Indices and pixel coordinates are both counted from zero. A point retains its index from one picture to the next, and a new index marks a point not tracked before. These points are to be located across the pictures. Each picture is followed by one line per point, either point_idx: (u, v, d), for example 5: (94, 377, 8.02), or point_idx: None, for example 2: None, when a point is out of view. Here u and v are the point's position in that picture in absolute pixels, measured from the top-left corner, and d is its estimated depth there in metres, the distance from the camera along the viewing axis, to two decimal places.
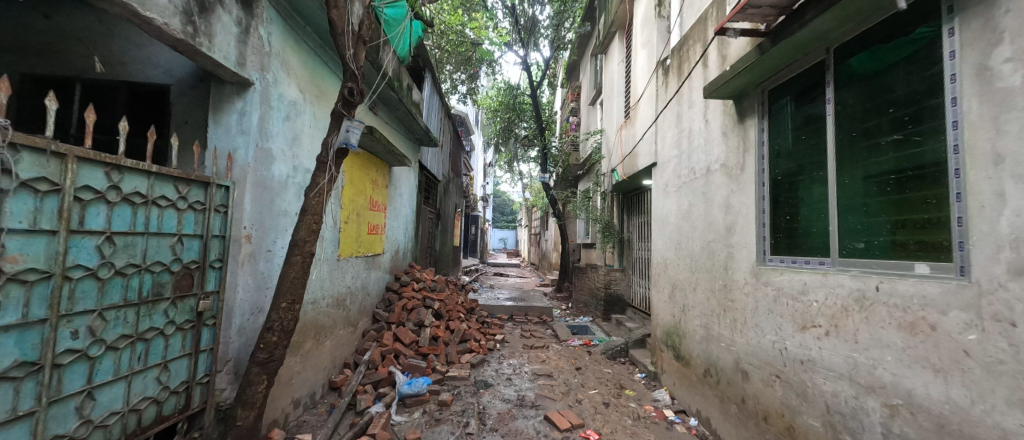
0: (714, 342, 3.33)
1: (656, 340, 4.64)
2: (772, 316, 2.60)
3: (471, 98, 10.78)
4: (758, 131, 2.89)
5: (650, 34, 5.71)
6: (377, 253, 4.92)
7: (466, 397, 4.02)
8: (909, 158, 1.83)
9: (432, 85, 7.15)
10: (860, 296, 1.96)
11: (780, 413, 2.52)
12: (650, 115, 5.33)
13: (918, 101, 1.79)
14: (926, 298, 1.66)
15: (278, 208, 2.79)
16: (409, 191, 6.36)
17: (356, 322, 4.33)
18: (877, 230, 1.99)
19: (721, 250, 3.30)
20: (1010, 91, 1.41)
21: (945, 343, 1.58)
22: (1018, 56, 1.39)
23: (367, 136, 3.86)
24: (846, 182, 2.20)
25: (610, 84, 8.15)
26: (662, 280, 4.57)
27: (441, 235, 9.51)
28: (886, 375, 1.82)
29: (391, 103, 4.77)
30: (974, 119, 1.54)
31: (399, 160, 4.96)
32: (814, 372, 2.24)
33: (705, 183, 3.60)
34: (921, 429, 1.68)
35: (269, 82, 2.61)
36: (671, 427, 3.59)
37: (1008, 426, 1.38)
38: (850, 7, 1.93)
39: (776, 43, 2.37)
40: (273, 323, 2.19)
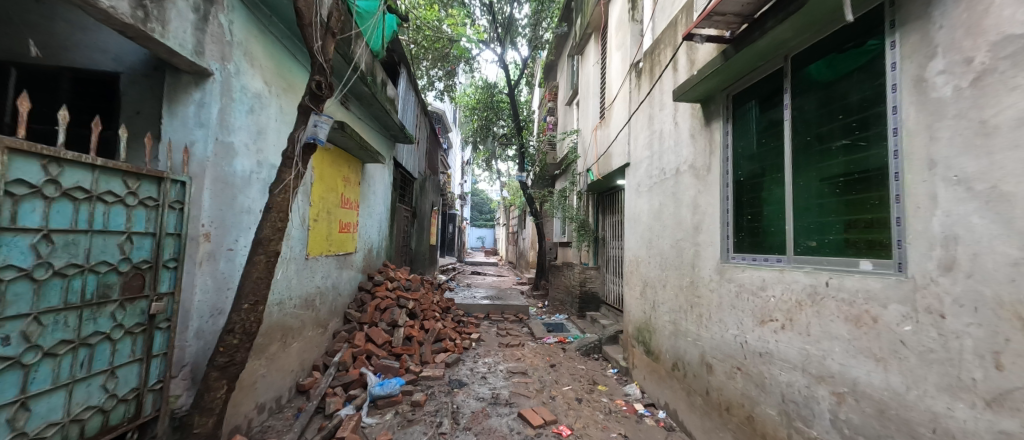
0: (682, 337, 3.45)
1: (628, 336, 4.76)
2: (735, 311, 2.72)
3: (448, 95, 10.70)
4: (723, 134, 3.02)
5: (624, 38, 5.84)
6: (348, 252, 4.78)
7: (440, 397, 3.99)
8: (855, 163, 1.96)
9: (408, 81, 7.03)
10: (812, 291, 2.09)
11: (741, 404, 2.64)
12: (623, 117, 5.46)
13: (865, 109, 1.92)
14: (869, 292, 1.78)
15: (241, 205, 2.66)
16: (383, 189, 6.24)
17: (326, 323, 4.20)
18: (829, 229, 2.12)
19: (689, 249, 3.42)
20: (942, 101, 1.53)
21: (885, 334, 1.70)
22: (950, 69, 1.51)
23: (338, 131, 3.76)
24: (802, 184, 2.33)
25: (586, 85, 8.28)
26: (634, 277, 4.69)
27: (417, 234, 9.37)
28: (835, 365, 1.94)
29: (364, 97, 4.65)
30: (911, 126, 1.66)
31: (373, 157, 4.85)
32: (771, 363, 2.37)
33: (674, 183, 3.72)
34: (864, 415, 1.80)
35: (230, 73, 2.49)
36: (641, 420, 3.69)
37: (938, 409, 1.50)
38: (805, 17, 2.05)
39: (739, 50, 2.48)
40: (234, 326, 2.07)
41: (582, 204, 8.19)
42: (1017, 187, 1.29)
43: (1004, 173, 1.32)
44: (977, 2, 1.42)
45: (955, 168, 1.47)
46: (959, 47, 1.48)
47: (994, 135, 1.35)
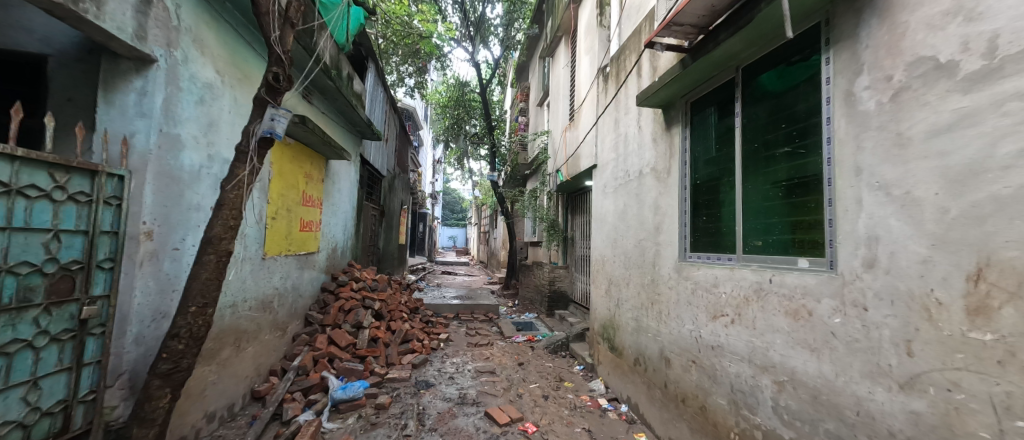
0: (643, 333, 3.59)
1: (594, 333, 4.89)
2: (691, 307, 2.87)
3: (419, 92, 10.50)
4: (682, 139, 3.16)
5: (592, 42, 5.98)
6: (310, 251, 4.60)
7: (406, 398, 3.93)
8: (795, 169, 2.13)
9: (376, 76, 6.84)
10: (758, 288, 2.25)
11: (695, 395, 2.79)
12: (591, 119, 5.58)
13: (804, 120, 2.09)
14: (806, 287, 1.94)
15: (189, 201, 2.50)
16: (349, 186, 6.05)
17: (285, 326, 4.01)
18: (774, 230, 2.28)
19: (650, 248, 3.57)
20: (867, 113, 1.69)
21: (819, 326, 1.85)
22: (873, 85, 1.67)
23: (299, 125, 3.60)
24: (750, 188, 2.49)
25: (556, 86, 8.39)
26: (600, 276, 4.81)
27: (385, 233, 9.14)
28: (776, 355, 2.10)
29: (328, 91, 4.49)
30: (842, 136, 1.81)
31: (337, 153, 4.70)
32: (721, 356, 2.52)
33: (637, 185, 3.86)
34: (800, 401, 1.96)
35: (177, 60, 2.33)
36: (604, 415, 3.81)
37: (861, 393, 1.66)
38: (754, 30, 2.19)
39: (696, 59, 2.61)
40: (180, 330, 1.94)
41: (552, 204, 8.30)
42: (926, 192, 1.44)
43: (916, 180, 1.47)
44: (896, 26, 1.58)
45: (877, 174, 1.62)
46: (880, 66, 1.64)
47: (908, 146, 1.50)
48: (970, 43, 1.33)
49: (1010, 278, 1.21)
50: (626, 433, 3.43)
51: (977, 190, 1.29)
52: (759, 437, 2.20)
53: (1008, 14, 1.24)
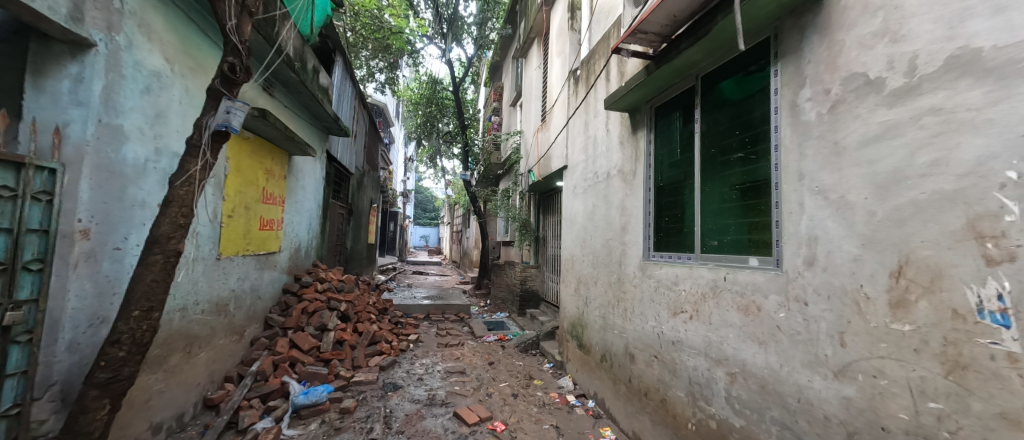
0: (610, 330, 3.70)
1: (563, 331, 4.98)
2: (654, 305, 3.00)
3: (390, 89, 10.22)
4: (647, 143, 3.28)
5: (564, 45, 6.07)
6: (271, 251, 4.39)
7: (372, 402, 3.84)
8: (748, 173, 2.26)
9: (344, 70, 6.62)
10: (714, 285, 2.38)
11: (656, 388, 2.91)
12: (562, 120, 5.67)
13: (756, 127, 2.22)
14: (755, 284, 2.08)
15: (132, 197, 2.32)
16: (315, 183, 5.83)
17: (242, 329, 3.81)
18: (728, 230, 2.41)
19: (616, 247, 3.68)
20: (808, 123, 1.83)
21: (767, 321, 1.99)
22: (814, 98, 1.81)
23: (258, 119, 3.43)
24: (708, 190, 2.62)
25: (529, 87, 8.45)
26: (569, 275, 4.90)
27: (353, 232, 8.89)
28: (729, 349, 2.23)
29: (291, 84, 4.30)
30: (787, 144, 1.95)
31: (301, 149, 4.52)
32: (681, 350, 2.65)
33: (605, 186, 3.97)
34: (749, 390, 2.09)
35: (119, 45, 2.16)
36: (572, 411, 3.89)
37: (802, 382, 1.79)
38: (712, 41, 2.30)
39: (660, 66, 2.72)
40: (121, 337, 1.77)
41: (524, 204, 8.35)
42: (857, 197, 1.57)
43: (849, 186, 1.60)
44: (835, 43, 1.72)
45: (817, 180, 1.76)
46: (820, 80, 1.78)
47: (843, 154, 1.64)
48: (894, 62, 1.47)
49: (925, 275, 1.34)
50: (593, 428, 3.52)
51: (899, 195, 1.42)
52: (714, 426, 2.34)
53: (925, 37, 1.37)
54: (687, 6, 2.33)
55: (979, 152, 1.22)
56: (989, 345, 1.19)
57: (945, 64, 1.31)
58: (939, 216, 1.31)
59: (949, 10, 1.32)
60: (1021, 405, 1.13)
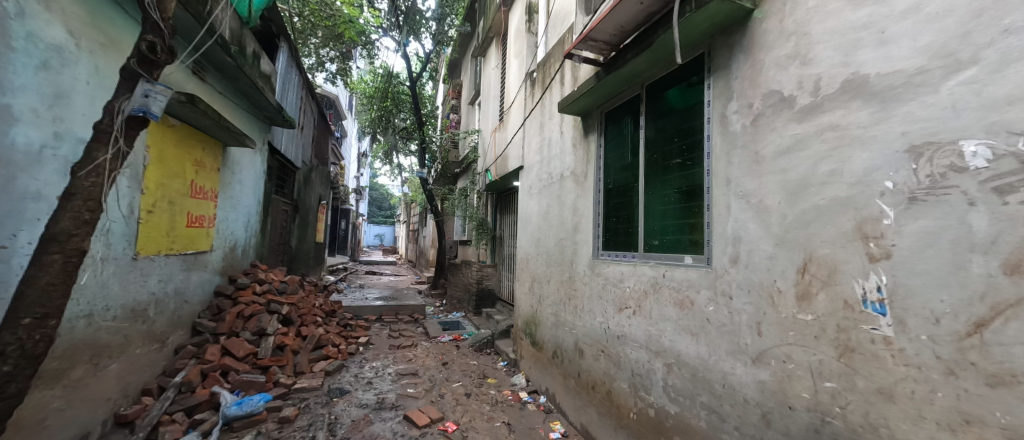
0: (561, 327, 3.81)
1: (517, 329, 5.04)
2: (601, 301, 3.14)
3: (342, 80, 9.72)
4: (597, 146, 3.42)
5: (521, 47, 6.16)
6: (201, 250, 4.02)
7: (315, 409, 3.65)
8: (686, 178, 2.41)
9: (289, 57, 6.21)
10: (654, 282, 2.55)
11: (603, 381, 3.05)
12: (518, 121, 5.75)
13: (692, 136, 2.39)
14: (690, 281, 2.25)
15: (24, 188, 2.02)
16: (254, 177, 5.42)
17: (166, 337, 3.45)
18: (668, 231, 2.56)
19: (568, 246, 3.81)
20: (735, 133, 2.01)
21: (698, 314, 2.16)
22: (740, 111, 1.99)
23: (186, 106, 3.12)
24: (650, 193, 2.77)
25: (487, 87, 8.46)
26: (524, 273, 4.98)
27: (299, 230, 8.37)
28: (667, 341, 2.40)
29: (226, 68, 3.95)
30: (717, 152, 2.13)
31: (238, 140, 4.17)
32: (625, 344, 2.81)
33: (558, 187, 4.09)
34: (683, 379, 2.26)
35: (6, 12, 1.88)
36: (524, 407, 3.95)
37: (726, 368, 1.97)
38: (654, 52, 2.45)
39: (609, 73, 2.84)
40: (6, 348, 1.50)
41: (481, 204, 8.34)
42: (773, 201, 1.76)
43: (766, 191, 1.79)
44: (757, 62, 1.90)
45: (741, 186, 1.94)
46: (744, 95, 1.96)
47: (762, 163, 1.82)
48: (804, 82, 1.66)
49: (823, 270, 1.53)
50: (544, 423, 3.60)
51: (805, 200, 1.61)
52: (653, 414, 2.49)
53: (827, 62, 1.56)
54: (633, 18, 2.46)
55: (865, 164, 1.40)
56: (871, 330, 1.37)
57: (841, 86, 1.50)
58: (835, 219, 1.50)
59: (846, 40, 1.50)
60: (892, 381, 1.31)
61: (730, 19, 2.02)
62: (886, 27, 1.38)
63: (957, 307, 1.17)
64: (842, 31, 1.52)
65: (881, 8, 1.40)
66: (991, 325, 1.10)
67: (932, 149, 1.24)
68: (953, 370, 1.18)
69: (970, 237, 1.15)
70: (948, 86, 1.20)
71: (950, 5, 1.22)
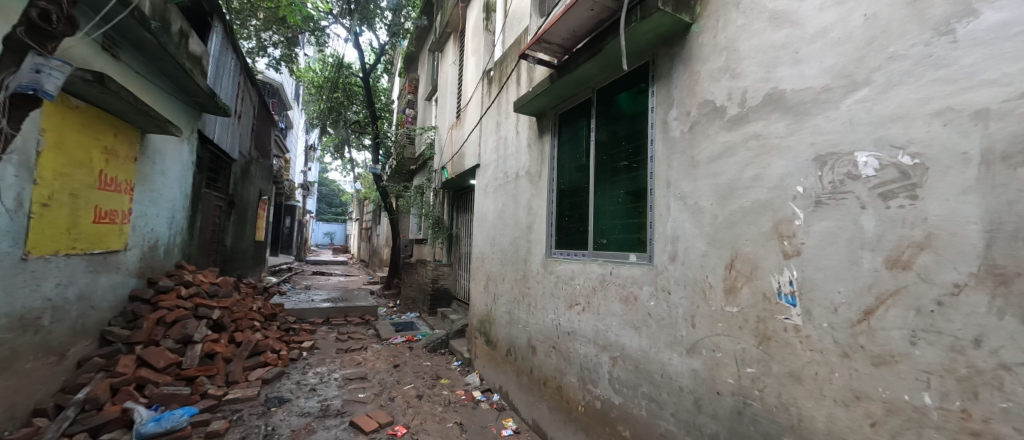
0: (515, 325, 3.84)
1: (472, 328, 5.01)
2: (553, 298, 3.21)
3: (287, 67, 9.06)
4: (551, 147, 3.49)
5: (478, 44, 6.12)
6: (112, 249, 3.56)
7: (249, 421, 3.38)
8: (632, 180, 2.52)
9: (224, 38, 5.68)
10: (602, 279, 2.66)
11: (554, 376, 3.12)
12: (475, 118, 5.72)
13: (637, 140, 2.50)
14: (634, 278, 2.36)
15: None
16: (180, 169, 4.89)
17: (69, 348, 3.02)
18: (615, 230, 2.66)
19: (523, 245, 3.85)
20: (674, 139, 2.14)
21: (641, 309, 2.28)
22: (679, 118, 2.12)
23: (93, 87, 2.75)
24: (599, 194, 2.87)
25: (444, 83, 8.30)
26: (479, 272, 4.96)
27: (235, 228, 7.69)
28: (613, 335, 2.51)
29: (145, 46, 3.54)
30: (659, 156, 2.25)
31: (159, 126, 3.74)
32: (575, 340, 2.89)
33: (514, 186, 4.13)
34: (626, 371, 2.38)
35: None
36: (477, 406, 3.94)
37: (664, 359, 2.09)
38: (604, 57, 2.54)
39: (562, 76, 2.90)
40: None
41: (437, 201, 8.18)
42: (706, 203, 1.89)
43: (701, 194, 1.93)
44: (694, 73, 2.04)
45: (679, 188, 2.07)
46: (683, 103, 2.10)
47: (697, 167, 1.96)
48: (733, 94, 1.80)
49: (747, 266, 1.68)
50: (496, 421, 3.62)
51: (733, 202, 1.76)
52: (599, 406, 2.60)
53: (752, 77, 1.72)
54: (584, 24, 2.53)
55: (781, 171, 1.56)
56: (784, 320, 1.53)
57: (763, 99, 1.65)
58: (757, 220, 1.65)
59: (767, 57, 1.66)
60: (800, 364, 1.47)
61: (671, 31, 2.15)
62: (800, 48, 1.54)
63: (851, 298, 1.33)
64: (764, 49, 1.67)
65: (795, 31, 1.56)
66: (877, 313, 1.27)
67: (834, 158, 1.40)
68: (848, 352, 1.34)
69: (862, 236, 1.31)
70: (846, 103, 1.37)
71: (850, 32, 1.38)
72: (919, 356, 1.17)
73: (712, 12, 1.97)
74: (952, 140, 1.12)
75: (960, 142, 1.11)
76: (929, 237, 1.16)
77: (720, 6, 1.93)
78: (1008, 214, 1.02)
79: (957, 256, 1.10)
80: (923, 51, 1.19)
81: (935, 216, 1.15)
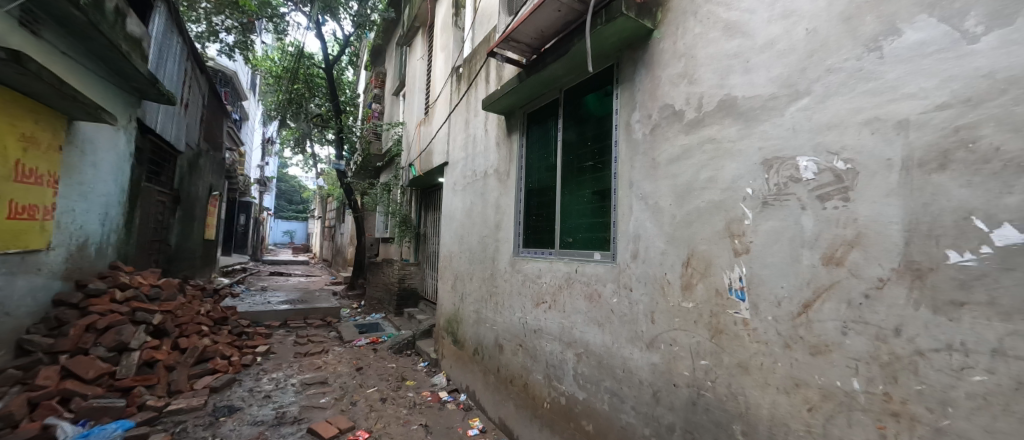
0: (482, 324, 3.83)
1: (439, 328, 4.94)
2: (520, 297, 3.23)
3: (241, 54, 8.52)
4: (520, 146, 3.50)
5: (447, 40, 6.04)
6: (31, 248, 3.19)
7: (194, 433, 3.14)
8: (597, 180, 2.58)
9: (168, 20, 5.24)
10: (568, 277, 2.70)
11: (520, 375, 3.14)
12: (443, 115, 5.63)
13: (602, 141, 2.56)
14: (598, 275, 2.42)
15: None
16: (116, 160, 4.47)
17: None
18: (581, 229, 2.71)
19: (490, 244, 3.84)
20: (636, 140, 2.21)
21: (605, 306, 2.34)
22: (641, 120, 2.19)
23: (7, 66, 2.45)
24: (566, 193, 2.91)
25: (412, 78, 8.12)
26: (446, 271, 4.89)
27: (180, 225, 7.12)
28: (578, 332, 2.56)
29: (73, 23, 3.20)
30: (623, 157, 2.32)
31: (90, 113, 3.40)
32: (541, 337, 2.92)
33: (482, 184, 4.10)
34: (590, 367, 2.43)
35: None
36: (443, 407, 3.89)
37: (626, 354, 2.16)
38: (571, 59, 2.58)
39: (530, 75, 2.92)
40: None
41: (404, 199, 7.99)
42: (666, 203, 1.97)
43: (661, 194, 2.00)
44: (655, 78, 2.12)
45: (640, 188, 2.14)
46: (645, 106, 2.17)
47: (657, 168, 2.04)
48: (691, 99, 1.89)
49: (702, 263, 1.76)
50: (462, 421, 3.59)
51: (689, 202, 1.84)
52: (564, 402, 2.64)
53: (707, 83, 1.80)
54: (552, 25, 2.56)
55: (732, 173, 1.66)
56: (734, 314, 1.62)
57: (717, 105, 1.74)
58: (711, 219, 1.74)
59: (721, 65, 1.75)
60: (748, 355, 1.56)
61: (634, 36, 2.22)
62: (750, 58, 1.63)
63: (793, 292, 1.43)
64: (718, 58, 1.76)
65: (746, 42, 1.66)
66: (814, 306, 1.37)
67: (779, 162, 1.50)
68: (789, 343, 1.43)
69: (802, 235, 1.41)
70: (790, 111, 1.46)
71: (793, 44, 1.48)
72: (849, 345, 1.27)
73: (672, 20, 2.05)
74: (879, 148, 1.23)
75: (884, 149, 1.22)
76: (859, 236, 1.26)
77: (679, 14, 2.01)
78: (924, 215, 1.13)
79: (882, 253, 1.21)
80: (856, 65, 1.30)
81: (864, 216, 1.26)
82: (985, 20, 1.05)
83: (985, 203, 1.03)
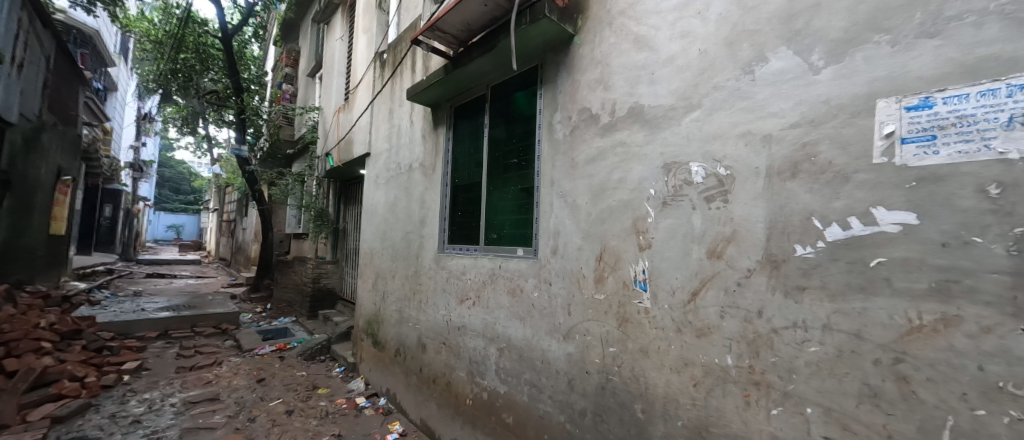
0: (405, 324, 3.68)
1: (358, 330, 4.62)
2: (445, 294, 3.17)
3: (104, 9, 6.97)
4: (446, 140, 3.42)
5: (371, 22, 5.63)
6: None
7: None
8: (522, 177, 2.63)
9: None
10: (492, 274, 2.72)
11: (443, 373, 3.09)
12: (366, 102, 5.26)
13: (527, 139, 2.62)
14: (520, 271, 2.48)
15: None
16: None
17: None
18: (505, 225, 2.75)
19: (415, 240, 3.70)
20: (557, 140, 2.30)
21: (526, 300, 2.41)
22: (563, 121, 2.28)
23: None
24: (492, 190, 2.91)
25: (331, 59, 7.43)
26: (367, 269, 4.59)
27: (9, 218, 5.61)
28: (500, 328, 2.60)
29: None
30: (545, 155, 2.39)
31: None
32: (465, 334, 2.90)
33: (407, 178, 3.93)
34: (512, 361, 2.48)
35: None
36: (360, 413, 3.65)
37: (545, 346, 2.24)
38: (497, 55, 2.59)
39: (456, 68, 2.86)
40: None
41: (321, 192, 7.31)
42: (583, 200, 2.08)
43: (578, 192, 2.11)
44: (575, 81, 2.22)
45: (560, 186, 2.24)
46: (566, 106, 2.26)
47: (576, 167, 2.14)
48: (605, 104, 2.02)
49: (612, 258, 1.90)
50: (381, 426, 3.41)
51: (602, 201, 1.97)
52: (486, 397, 2.66)
53: (619, 90, 1.95)
54: (479, 19, 2.54)
55: (639, 175, 1.81)
56: (637, 303, 1.78)
57: (628, 112, 1.89)
58: (620, 216, 1.88)
59: (632, 75, 1.89)
60: (648, 341, 1.73)
61: (557, 39, 2.30)
62: (654, 70, 1.79)
63: (684, 282, 1.62)
64: (629, 68, 1.91)
65: (652, 55, 1.82)
66: (700, 294, 1.56)
67: (676, 167, 1.67)
68: (681, 328, 1.62)
69: (692, 231, 1.60)
70: (686, 121, 1.64)
71: (689, 62, 1.66)
72: (725, 327, 1.48)
73: (590, 27, 2.16)
74: (750, 158, 1.44)
75: (754, 159, 1.43)
76: (735, 233, 1.47)
77: (597, 23, 2.13)
78: (780, 216, 1.36)
79: (751, 248, 1.42)
80: (735, 85, 1.50)
81: (738, 217, 1.46)
82: (825, 57, 1.29)
83: (821, 206, 1.26)
